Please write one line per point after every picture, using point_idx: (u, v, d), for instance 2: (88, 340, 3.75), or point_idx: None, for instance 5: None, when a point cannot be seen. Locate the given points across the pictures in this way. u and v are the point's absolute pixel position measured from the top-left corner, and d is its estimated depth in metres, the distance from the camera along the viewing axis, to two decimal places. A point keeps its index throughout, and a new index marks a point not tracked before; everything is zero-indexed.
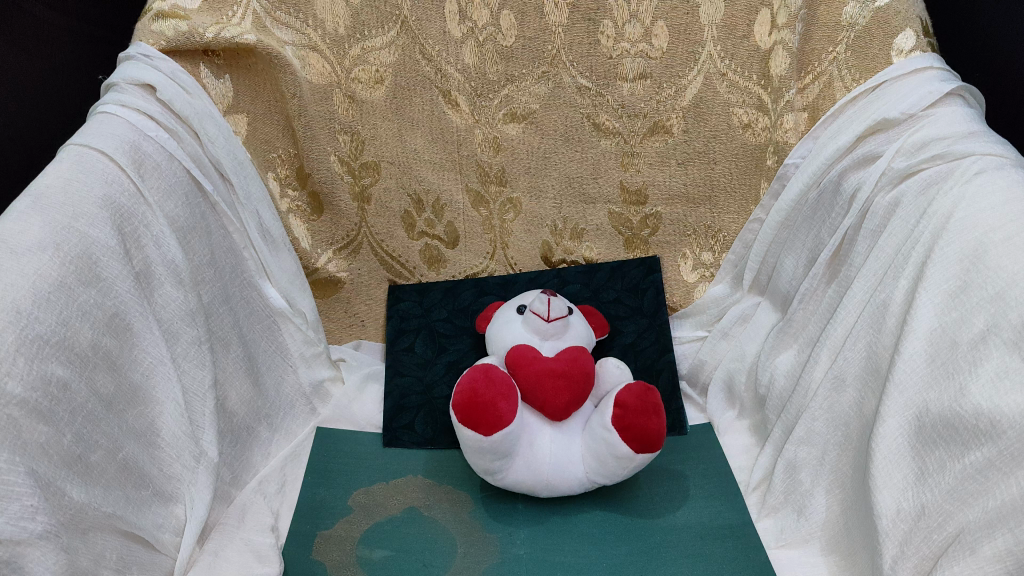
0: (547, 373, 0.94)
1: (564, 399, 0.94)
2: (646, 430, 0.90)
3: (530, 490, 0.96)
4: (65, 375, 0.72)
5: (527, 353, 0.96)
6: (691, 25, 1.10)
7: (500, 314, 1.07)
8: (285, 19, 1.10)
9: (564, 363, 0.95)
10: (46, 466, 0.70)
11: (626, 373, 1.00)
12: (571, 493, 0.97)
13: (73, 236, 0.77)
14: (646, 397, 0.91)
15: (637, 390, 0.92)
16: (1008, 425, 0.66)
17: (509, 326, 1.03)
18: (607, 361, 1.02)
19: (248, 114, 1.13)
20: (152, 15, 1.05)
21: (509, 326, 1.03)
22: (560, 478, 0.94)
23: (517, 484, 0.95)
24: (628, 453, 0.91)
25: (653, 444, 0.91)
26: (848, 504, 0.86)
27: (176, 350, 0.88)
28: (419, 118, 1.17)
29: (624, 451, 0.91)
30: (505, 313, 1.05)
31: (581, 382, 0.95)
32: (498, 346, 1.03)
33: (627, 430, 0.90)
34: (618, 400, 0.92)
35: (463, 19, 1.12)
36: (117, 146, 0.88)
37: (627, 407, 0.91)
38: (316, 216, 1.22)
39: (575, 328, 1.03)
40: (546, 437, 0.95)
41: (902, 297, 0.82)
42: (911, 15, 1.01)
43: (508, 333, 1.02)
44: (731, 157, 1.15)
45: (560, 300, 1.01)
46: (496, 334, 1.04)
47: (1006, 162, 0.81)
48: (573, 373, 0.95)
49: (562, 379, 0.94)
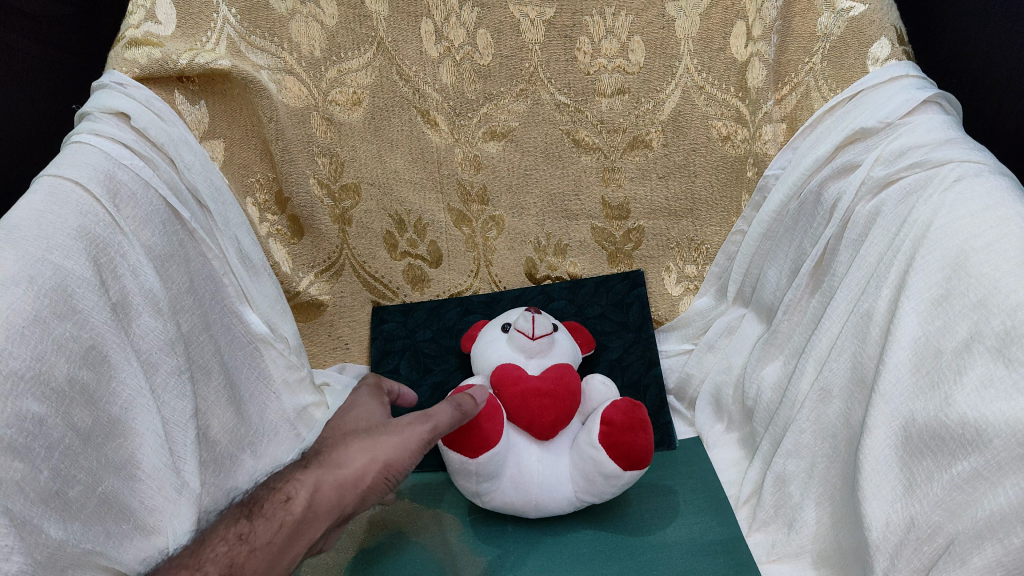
0: (533, 392, 0.93)
1: (551, 417, 0.93)
2: (633, 446, 0.89)
3: (519, 511, 0.95)
4: (41, 412, 0.71)
5: (513, 372, 0.95)
6: (667, 40, 1.10)
7: (485, 334, 1.06)
8: (260, 43, 1.09)
9: (550, 381, 0.95)
10: (22, 504, 0.69)
11: (613, 389, 0.99)
12: (561, 512, 0.96)
13: (47, 268, 0.76)
14: (632, 412, 0.91)
15: (624, 406, 0.91)
16: (994, 433, 0.66)
17: (494, 345, 1.02)
18: (593, 377, 1.01)
19: (225, 139, 1.12)
20: (126, 43, 1.02)
21: (495, 345, 1.02)
22: (549, 497, 0.93)
23: (506, 504, 0.94)
24: (615, 470, 0.90)
25: (641, 461, 0.90)
26: (838, 516, 0.85)
27: (155, 381, 0.87)
28: (398, 138, 1.17)
29: (611, 468, 0.90)
30: (490, 332, 1.04)
31: (567, 400, 0.95)
32: (484, 366, 1.02)
33: (614, 447, 0.90)
34: (605, 417, 0.91)
35: (440, 39, 1.12)
36: (92, 176, 0.87)
37: (613, 424, 0.90)
38: (296, 239, 1.20)
39: (561, 346, 1.02)
40: (534, 455, 0.94)
41: (885, 307, 0.81)
42: (886, 23, 0.99)
43: (493, 352, 1.01)
44: (712, 170, 1.16)
45: (545, 317, 1.00)
46: (481, 354, 1.03)
47: (984, 168, 0.80)
48: (559, 391, 0.94)
49: (548, 397, 0.94)
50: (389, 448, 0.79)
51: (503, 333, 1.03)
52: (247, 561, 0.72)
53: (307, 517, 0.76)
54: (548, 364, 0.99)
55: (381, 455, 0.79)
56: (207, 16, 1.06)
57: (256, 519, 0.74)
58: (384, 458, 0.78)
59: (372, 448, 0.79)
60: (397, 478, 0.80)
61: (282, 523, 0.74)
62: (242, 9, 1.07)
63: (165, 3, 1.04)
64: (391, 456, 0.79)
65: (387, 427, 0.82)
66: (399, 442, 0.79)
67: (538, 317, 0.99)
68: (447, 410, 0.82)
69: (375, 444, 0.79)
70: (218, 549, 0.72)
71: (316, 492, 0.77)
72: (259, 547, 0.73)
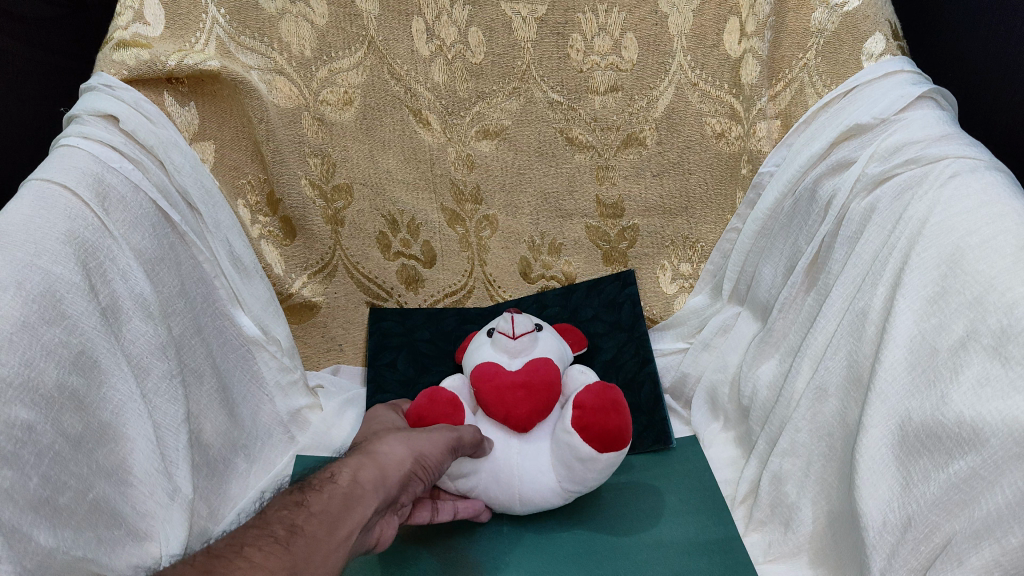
0: (506, 386, 0.92)
1: (526, 410, 0.92)
2: (605, 431, 0.87)
3: (506, 506, 0.94)
4: (30, 419, 0.70)
5: (487, 371, 0.95)
6: (660, 37, 1.10)
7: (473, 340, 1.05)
8: (249, 43, 1.09)
9: (525, 374, 0.94)
10: (10, 512, 0.68)
11: (592, 379, 0.97)
12: (550, 505, 0.94)
13: (35, 274, 0.75)
14: (603, 396, 0.88)
15: (596, 390, 0.89)
16: (991, 433, 0.65)
17: (478, 349, 1.02)
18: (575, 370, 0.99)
19: (215, 140, 1.11)
20: (114, 45, 1.01)
21: (479, 348, 1.01)
22: (532, 489, 0.92)
23: (491, 497, 0.94)
24: (591, 453, 0.88)
25: (617, 444, 0.87)
26: (834, 515, 0.85)
27: (147, 385, 0.86)
28: (390, 138, 1.17)
29: (586, 451, 0.87)
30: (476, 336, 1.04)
31: (543, 392, 0.93)
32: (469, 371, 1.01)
33: (585, 433, 0.87)
34: (577, 401, 0.88)
35: (431, 37, 1.11)
36: (81, 179, 0.86)
37: (585, 407, 0.87)
38: (288, 241, 1.20)
39: (545, 345, 1.01)
40: (514, 449, 0.93)
41: (881, 305, 0.80)
42: (880, 18, 0.99)
43: (477, 355, 1.01)
44: (706, 167, 1.15)
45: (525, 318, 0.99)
46: (467, 359, 1.03)
47: (980, 164, 0.80)
48: (532, 385, 0.93)
49: (520, 392, 0.92)
50: (423, 441, 0.82)
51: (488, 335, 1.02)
52: (306, 522, 0.73)
53: (356, 489, 0.77)
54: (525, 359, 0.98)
55: (416, 445, 0.82)
56: (196, 17, 1.05)
57: (310, 492, 0.76)
58: (418, 449, 0.82)
59: (405, 439, 0.82)
60: (430, 474, 0.82)
61: (333, 490, 0.76)
62: (232, 9, 1.07)
63: (153, 3, 1.04)
64: (425, 448, 0.82)
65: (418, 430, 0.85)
66: (432, 438, 0.83)
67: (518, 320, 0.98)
68: (473, 431, 0.87)
69: (411, 438, 0.82)
70: (281, 514, 0.74)
71: (361, 468, 0.79)
72: (316, 511, 0.74)
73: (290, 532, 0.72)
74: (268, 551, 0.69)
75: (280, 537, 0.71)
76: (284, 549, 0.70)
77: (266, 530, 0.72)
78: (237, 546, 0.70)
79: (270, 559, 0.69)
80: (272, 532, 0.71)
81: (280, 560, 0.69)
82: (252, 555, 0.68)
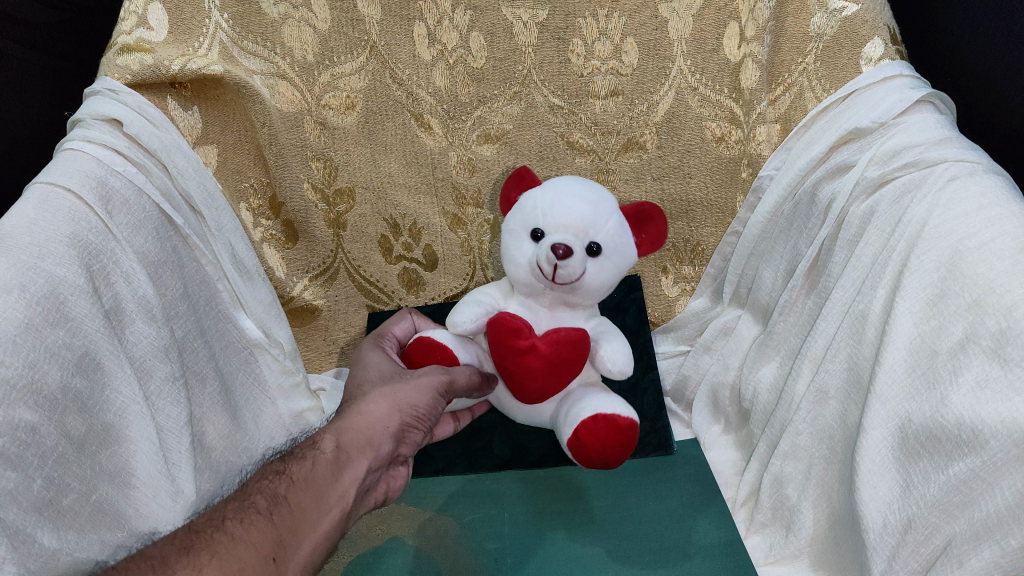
0: (520, 371, 0.94)
1: (533, 393, 0.96)
2: (600, 460, 0.94)
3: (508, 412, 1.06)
4: (33, 420, 0.70)
5: (510, 340, 0.93)
6: (660, 41, 1.10)
7: (521, 205, 0.95)
8: (252, 49, 1.09)
9: (543, 366, 0.93)
10: (15, 513, 0.69)
11: (619, 367, 0.94)
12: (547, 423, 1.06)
13: (39, 276, 0.75)
14: (609, 441, 0.92)
15: (600, 431, 0.92)
16: (990, 434, 0.65)
17: (520, 249, 0.93)
18: (607, 346, 0.95)
19: (217, 145, 1.11)
20: (118, 49, 1.01)
21: (520, 252, 0.93)
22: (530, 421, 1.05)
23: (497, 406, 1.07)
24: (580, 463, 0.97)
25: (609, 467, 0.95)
26: (835, 518, 0.85)
27: (149, 388, 0.87)
28: (391, 142, 1.17)
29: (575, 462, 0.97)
30: (521, 228, 0.94)
31: (557, 380, 0.95)
32: (507, 261, 0.96)
33: (580, 455, 0.94)
34: (579, 431, 0.93)
35: (433, 42, 1.12)
36: (84, 183, 0.86)
37: (583, 443, 0.92)
38: (291, 244, 1.21)
39: (594, 279, 0.92)
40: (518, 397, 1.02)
41: (880, 307, 0.81)
42: (879, 23, 1.00)
43: (516, 258, 0.93)
44: (707, 170, 1.16)
45: (571, 265, 0.88)
46: (506, 246, 0.96)
47: (979, 167, 0.80)
48: (548, 375, 0.94)
49: (536, 380, 0.94)
50: (410, 395, 0.87)
51: (532, 240, 0.93)
52: (289, 491, 0.76)
53: (342, 456, 0.80)
54: (558, 331, 0.94)
55: (402, 399, 0.86)
56: (199, 22, 1.06)
57: (291, 461, 0.79)
58: (405, 403, 0.86)
59: (390, 395, 0.86)
60: (424, 419, 0.88)
61: (317, 459, 0.79)
62: (235, 14, 1.08)
63: (156, 9, 1.05)
64: (416, 398, 0.87)
65: (402, 376, 0.90)
66: (420, 386, 0.88)
67: (561, 269, 0.87)
68: (465, 373, 0.93)
69: (400, 390, 0.87)
70: (262, 485, 0.76)
71: (344, 435, 0.82)
72: (299, 480, 0.77)
73: (273, 502, 0.74)
74: (250, 523, 0.71)
75: (261, 509, 0.73)
76: (266, 519, 0.72)
77: (246, 502, 0.73)
78: (218, 519, 0.71)
79: (252, 530, 0.70)
80: (253, 504, 0.73)
81: (264, 531, 0.71)
82: (234, 530, 0.70)
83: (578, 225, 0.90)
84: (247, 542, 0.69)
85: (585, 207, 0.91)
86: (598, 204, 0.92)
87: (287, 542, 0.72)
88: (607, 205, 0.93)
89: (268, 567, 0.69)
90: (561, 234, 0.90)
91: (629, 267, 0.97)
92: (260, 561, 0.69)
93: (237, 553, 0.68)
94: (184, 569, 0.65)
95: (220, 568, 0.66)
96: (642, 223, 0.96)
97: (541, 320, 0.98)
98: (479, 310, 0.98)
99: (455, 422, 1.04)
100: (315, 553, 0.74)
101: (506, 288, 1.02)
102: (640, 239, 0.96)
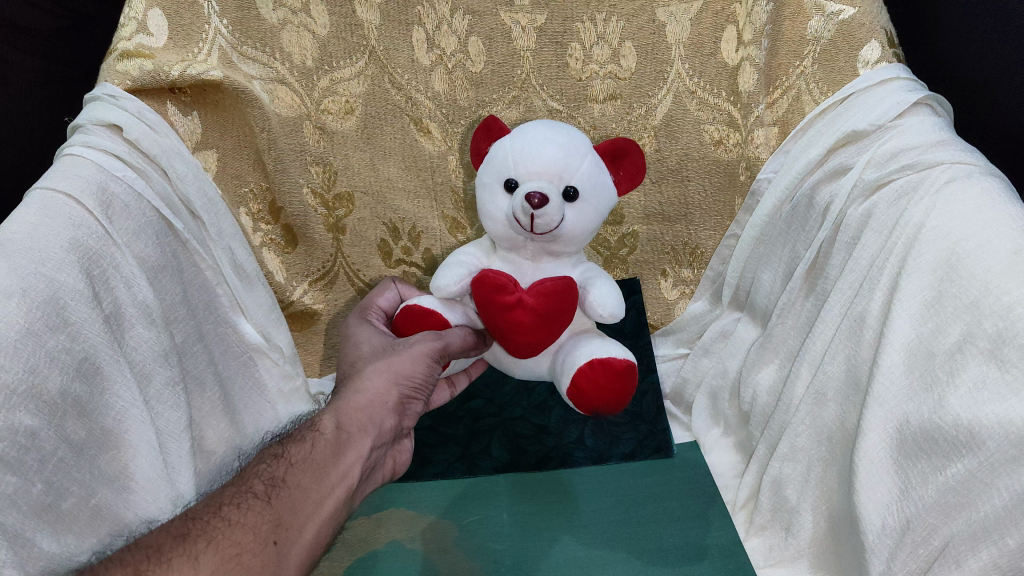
0: (511, 327, 0.93)
1: (526, 348, 0.95)
2: (602, 404, 0.94)
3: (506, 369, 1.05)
4: (33, 425, 0.70)
5: (496, 297, 0.91)
6: (657, 45, 1.11)
7: (492, 155, 0.94)
8: (252, 54, 1.10)
9: (533, 319, 0.92)
10: (15, 517, 0.69)
11: (608, 309, 0.94)
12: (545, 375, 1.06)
13: (39, 282, 0.75)
14: (608, 384, 0.92)
15: (597, 375, 0.92)
16: (987, 435, 0.65)
17: (496, 201, 0.93)
18: (596, 293, 0.95)
19: (217, 149, 1.12)
20: (118, 54, 1.01)
21: (496, 204, 0.93)
22: (528, 376, 1.05)
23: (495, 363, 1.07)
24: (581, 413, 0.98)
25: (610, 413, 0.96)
26: (835, 519, 0.85)
27: (149, 392, 0.87)
28: (391, 146, 1.18)
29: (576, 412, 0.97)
30: (494, 180, 0.93)
31: (548, 332, 0.94)
32: (483, 215, 0.95)
33: (582, 403, 0.95)
34: (575, 381, 0.93)
35: (431, 47, 1.12)
36: (84, 188, 0.86)
37: (582, 393, 0.93)
38: (290, 248, 1.21)
39: (573, 224, 0.92)
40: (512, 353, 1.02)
41: (878, 309, 0.81)
42: (875, 26, 1.00)
43: (493, 212, 0.93)
44: (704, 174, 1.17)
45: (548, 214, 0.87)
46: (482, 198, 0.95)
47: (975, 169, 0.80)
48: (540, 328, 0.93)
49: (528, 334, 0.93)
50: (404, 364, 0.87)
51: (506, 191, 0.92)
52: (287, 474, 0.76)
53: (342, 435, 0.82)
54: (544, 283, 0.92)
55: (397, 371, 0.87)
56: (199, 28, 1.06)
57: (289, 443, 0.80)
58: (400, 373, 0.87)
59: (385, 369, 0.87)
60: (420, 388, 0.89)
61: (316, 441, 0.80)
62: (234, 20, 1.07)
63: (156, 14, 1.04)
64: (408, 369, 0.87)
65: (396, 348, 0.90)
66: (413, 355, 0.88)
67: (538, 219, 0.87)
68: (459, 334, 0.93)
69: (391, 362, 0.87)
70: (260, 469, 0.76)
71: (342, 416, 0.83)
72: (298, 461, 0.78)
73: (270, 485, 0.74)
74: (247, 507, 0.71)
75: (259, 493, 0.73)
76: (264, 504, 0.72)
77: (244, 487, 0.73)
78: (214, 506, 0.71)
79: (249, 515, 0.70)
80: (250, 488, 0.74)
81: (261, 515, 0.71)
82: (233, 514, 0.70)
83: (552, 171, 0.89)
84: (245, 526, 0.69)
85: (558, 151, 0.90)
86: (572, 146, 0.91)
87: (288, 526, 0.72)
88: (581, 144, 0.93)
89: (267, 549, 0.69)
90: (536, 181, 0.89)
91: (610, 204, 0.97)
92: (259, 543, 0.69)
93: (235, 537, 0.68)
94: (179, 557, 0.65)
95: (218, 553, 0.67)
96: (619, 160, 0.96)
97: (526, 273, 0.98)
98: (462, 272, 0.97)
99: (451, 387, 1.06)
100: (320, 532, 0.75)
101: (487, 248, 1.02)
102: (618, 175, 0.97)
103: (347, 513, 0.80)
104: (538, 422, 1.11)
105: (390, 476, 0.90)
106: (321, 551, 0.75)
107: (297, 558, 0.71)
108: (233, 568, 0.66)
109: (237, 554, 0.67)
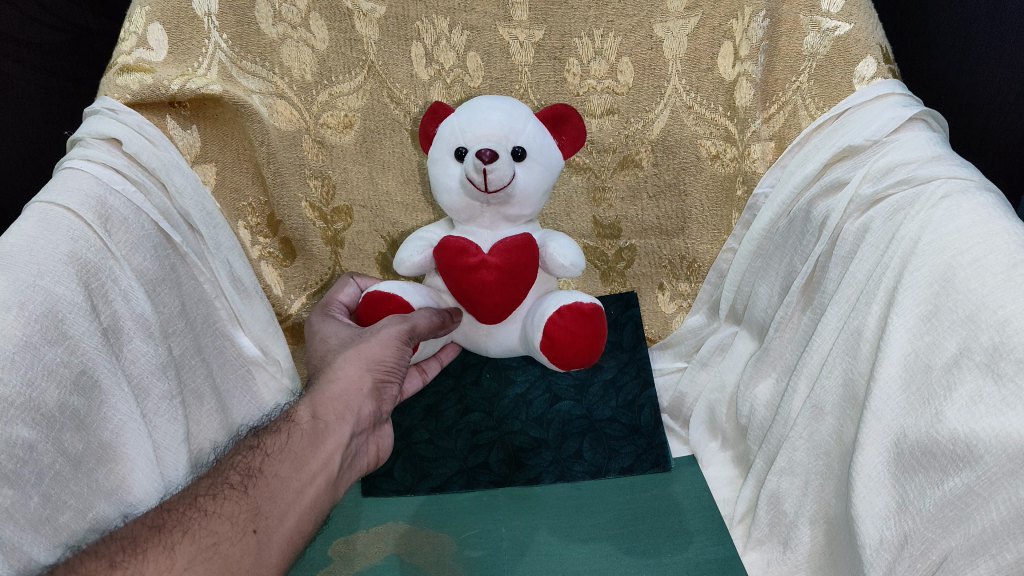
0: (480, 286, 0.95)
1: (496, 310, 0.98)
2: (576, 354, 0.96)
3: (480, 348, 1.06)
4: (31, 437, 0.70)
5: (460, 260, 0.95)
6: (655, 61, 1.12)
7: (440, 134, 0.95)
8: (251, 68, 1.09)
9: (498, 277, 0.95)
10: (11, 530, 0.69)
11: (569, 262, 0.96)
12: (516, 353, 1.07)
13: (38, 293, 0.75)
14: (577, 329, 0.94)
15: (566, 320, 0.94)
16: (985, 450, 0.65)
17: (448, 172, 0.94)
18: (555, 245, 0.97)
19: (216, 163, 1.11)
20: (117, 69, 1.01)
21: (449, 176, 0.93)
22: (502, 352, 1.06)
23: (466, 343, 1.08)
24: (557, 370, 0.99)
25: (583, 363, 0.98)
26: (834, 533, 0.85)
27: (147, 406, 0.87)
28: (389, 160, 1.20)
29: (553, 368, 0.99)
30: (444, 153, 0.93)
31: (514, 291, 0.97)
32: (438, 190, 0.96)
33: (553, 356, 0.96)
34: (546, 332, 0.95)
35: (430, 62, 1.14)
36: (83, 201, 0.86)
37: (553, 340, 0.95)
38: (288, 262, 1.23)
39: (525, 183, 0.92)
40: (481, 329, 1.04)
41: (875, 324, 0.81)
42: (872, 42, 1.00)
43: (447, 183, 0.94)
44: (702, 189, 1.18)
45: (500, 168, 0.88)
46: (432, 169, 0.96)
47: (971, 184, 0.80)
48: (507, 286, 0.96)
49: (493, 294, 0.96)
50: (374, 350, 0.88)
51: (457, 159, 0.93)
52: (264, 464, 0.76)
53: (318, 425, 0.82)
54: (504, 244, 0.95)
55: (368, 357, 0.88)
56: (199, 42, 1.04)
57: (264, 436, 0.79)
58: (372, 359, 0.88)
59: (356, 357, 0.88)
60: (393, 372, 0.90)
61: (292, 432, 0.80)
62: (234, 34, 1.06)
63: (156, 29, 1.02)
64: (379, 355, 0.88)
65: (363, 336, 0.91)
66: (381, 340, 0.89)
67: (491, 174, 0.87)
68: (425, 316, 0.92)
69: (360, 351, 0.88)
70: (236, 461, 0.76)
71: (317, 407, 0.83)
72: (273, 452, 0.77)
73: (247, 476, 0.74)
74: (223, 498, 0.71)
75: (235, 484, 0.73)
76: (240, 494, 0.72)
77: (220, 478, 0.73)
78: (190, 498, 0.71)
79: (226, 504, 0.70)
80: (226, 479, 0.73)
81: (238, 504, 0.71)
82: (208, 506, 0.70)
83: (498, 133, 0.90)
84: (221, 516, 0.69)
85: (500, 115, 0.91)
86: (512, 112, 0.93)
87: (267, 512, 0.72)
88: (521, 111, 0.93)
89: (246, 538, 0.69)
90: (484, 144, 0.90)
91: (557, 169, 0.97)
92: (237, 532, 0.69)
93: (212, 527, 0.68)
94: (155, 548, 0.65)
95: (194, 543, 0.66)
96: (560, 124, 0.97)
97: (484, 241, 0.99)
98: (423, 245, 0.99)
99: (422, 373, 1.11)
100: (302, 520, 0.74)
101: (448, 228, 1.04)
102: (562, 141, 0.98)
103: (330, 501, 0.79)
104: (535, 435, 1.10)
105: (374, 462, 0.90)
106: (304, 543, 0.75)
107: (278, 546, 0.71)
108: (211, 558, 0.66)
109: (214, 543, 0.67)
